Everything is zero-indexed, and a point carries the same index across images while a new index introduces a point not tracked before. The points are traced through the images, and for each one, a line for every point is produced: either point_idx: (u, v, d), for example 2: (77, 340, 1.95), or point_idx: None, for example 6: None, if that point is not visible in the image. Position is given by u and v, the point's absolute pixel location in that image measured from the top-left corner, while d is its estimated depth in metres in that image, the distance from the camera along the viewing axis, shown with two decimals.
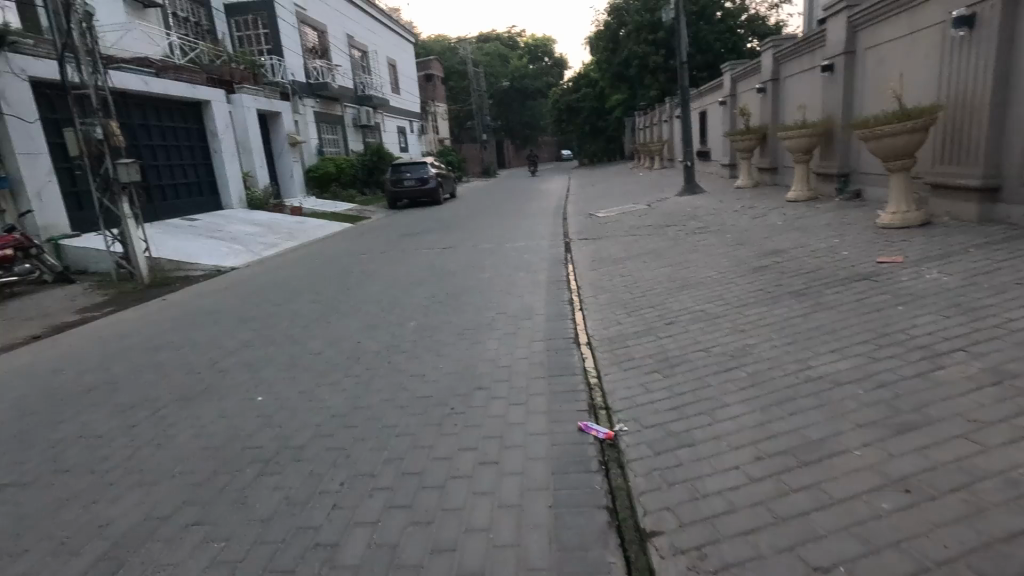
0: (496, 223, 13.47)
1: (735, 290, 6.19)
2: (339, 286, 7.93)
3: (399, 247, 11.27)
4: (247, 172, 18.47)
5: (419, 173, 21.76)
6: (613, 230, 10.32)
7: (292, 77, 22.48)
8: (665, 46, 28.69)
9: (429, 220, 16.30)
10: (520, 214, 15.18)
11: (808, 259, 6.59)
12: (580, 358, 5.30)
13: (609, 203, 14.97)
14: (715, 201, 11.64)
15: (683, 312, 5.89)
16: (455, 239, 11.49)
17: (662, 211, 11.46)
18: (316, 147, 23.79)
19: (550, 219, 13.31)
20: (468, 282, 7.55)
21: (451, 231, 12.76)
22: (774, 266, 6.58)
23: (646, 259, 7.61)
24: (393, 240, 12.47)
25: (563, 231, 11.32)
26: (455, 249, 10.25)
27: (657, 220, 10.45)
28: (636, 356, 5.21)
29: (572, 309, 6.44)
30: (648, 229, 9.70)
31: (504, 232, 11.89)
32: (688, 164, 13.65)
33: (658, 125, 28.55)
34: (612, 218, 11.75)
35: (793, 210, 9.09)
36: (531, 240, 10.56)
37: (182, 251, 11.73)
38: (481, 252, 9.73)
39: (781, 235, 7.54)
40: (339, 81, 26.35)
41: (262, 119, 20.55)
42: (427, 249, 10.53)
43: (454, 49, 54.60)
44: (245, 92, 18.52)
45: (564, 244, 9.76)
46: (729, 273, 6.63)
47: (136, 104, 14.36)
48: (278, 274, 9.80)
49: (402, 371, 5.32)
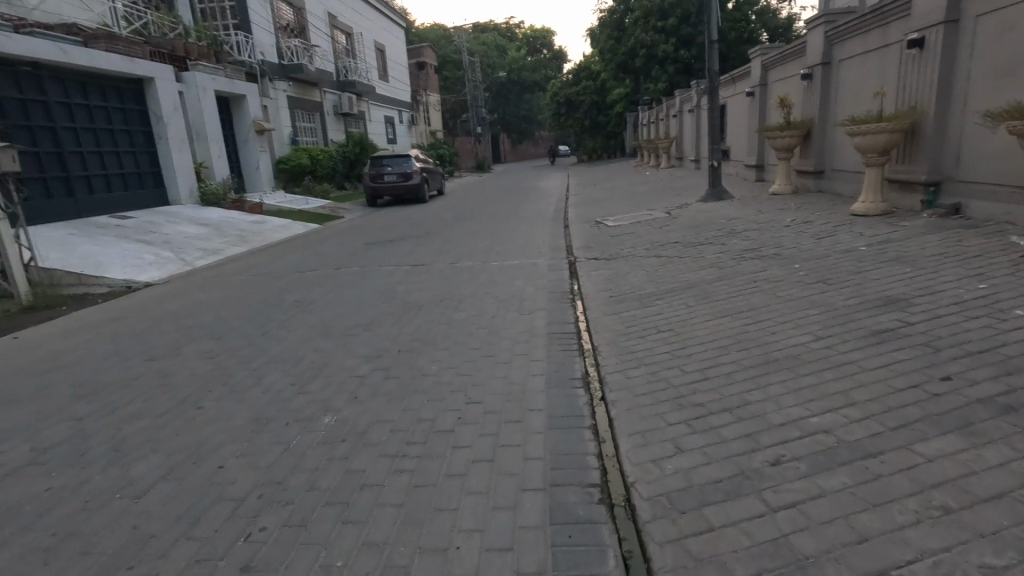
0: (484, 230, 11.21)
1: (888, 370, 3.40)
2: (254, 324, 5.65)
3: (359, 260, 8.97)
4: (201, 163, 16.09)
5: (401, 166, 19.43)
6: (630, 246, 8.09)
7: (261, 56, 20.05)
8: (675, 34, 26.29)
9: (409, 221, 14.07)
10: (514, 218, 12.91)
11: (964, 303, 4.14)
12: (617, 558, 2.36)
13: (617, 208, 12.74)
14: (754, 211, 9.41)
15: (802, 421, 3.05)
16: (430, 251, 9.21)
17: (688, 222, 9.26)
18: (289, 135, 21.40)
19: (550, 228, 11.05)
20: (433, 324, 5.29)
21: (430, 239, 10.53)
22: (934, 321, 3.92)
23: (688, 299, 5.25)
24: (357, 248, 10.21)
25: (565, 245, 9.07)
26: (428, 267, 7.98)
27: (686, 235, 8.23)
28: (746, 556, 2.27)
29: (590, 398, 3.72)
30: (678, 248, 7.48)
31: (492, 243, 9.61)
32: (713, 165, 11.43)
33: (665, 121, 26.25)
34: (625, 229, 9.54)
35: (870, 228, 6.90)
36: (524, 258, 8.34)
37: (89, 258, 9.42)
38: (460, 273, 7.46)
39: (877, 265, 5.33)
40: (319, 63, 23.95)
41: (223, 102, 18.10)
42: (392, 266, 8.25)
43: (448, 37, 51.96)
44: (200, 70, 16.13)
45: (567, 265, 7.52)
46: (852, 331, 3.96)
47: (53, 78, 11.98)
48: (194, 294, 7.48)
49: (254, 554, 2.43)
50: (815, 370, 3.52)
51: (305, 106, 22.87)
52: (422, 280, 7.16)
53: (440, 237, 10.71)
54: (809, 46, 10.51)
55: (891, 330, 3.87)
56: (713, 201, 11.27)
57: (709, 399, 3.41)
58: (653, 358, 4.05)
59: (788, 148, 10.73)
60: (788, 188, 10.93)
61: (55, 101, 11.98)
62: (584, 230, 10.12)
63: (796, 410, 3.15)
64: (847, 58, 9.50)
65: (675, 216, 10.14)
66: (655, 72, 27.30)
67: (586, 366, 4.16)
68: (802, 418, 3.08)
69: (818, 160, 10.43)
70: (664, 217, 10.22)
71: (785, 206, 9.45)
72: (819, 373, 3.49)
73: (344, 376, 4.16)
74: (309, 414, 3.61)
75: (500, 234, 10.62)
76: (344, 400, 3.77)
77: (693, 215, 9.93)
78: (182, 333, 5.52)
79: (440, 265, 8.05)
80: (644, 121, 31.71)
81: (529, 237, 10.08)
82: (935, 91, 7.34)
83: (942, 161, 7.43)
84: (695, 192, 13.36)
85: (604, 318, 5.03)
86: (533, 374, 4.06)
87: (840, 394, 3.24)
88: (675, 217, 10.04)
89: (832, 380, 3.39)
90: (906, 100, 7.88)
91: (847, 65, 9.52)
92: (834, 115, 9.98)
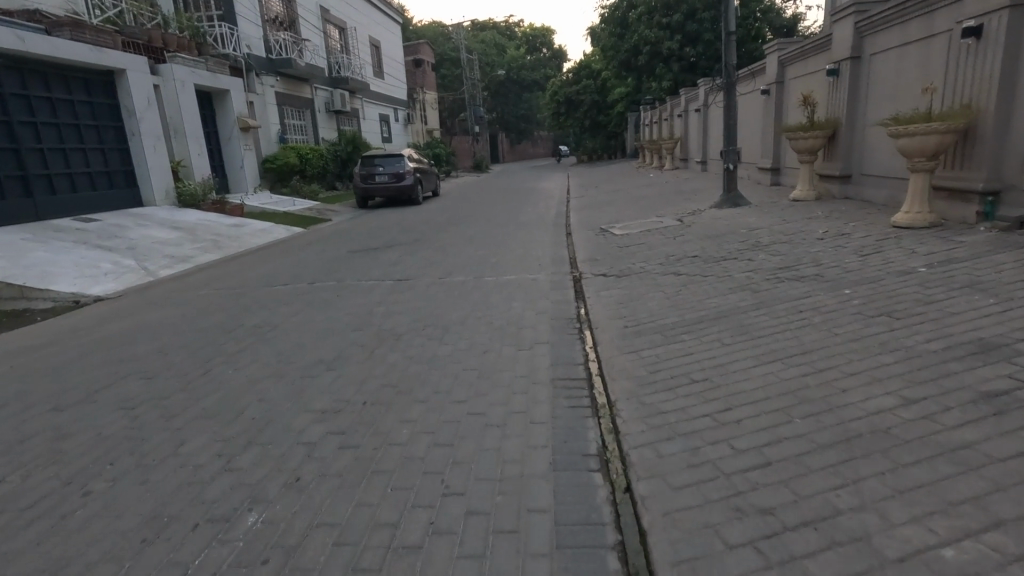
0: (480, 238, 10.29)
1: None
2: (199, 358, 4.71)
3: (339, 272, 8.03)
4: (179, 161, 15.11)
5: (393, 166, 18.47)
6: (642, 260, 7.18)
7: (248, 50, 19.08)
8: (680, 31, 25.36)
9: (399, 226, 13.13)
10: (511, 223, 11.98)
11: None
12: None
13: (623, 213, 11.81)
14: (778, 220, 8.50)
15: (929, 555, 2.11)
16: (418, 263, 8.28)
17: (705, 232, 8.35)
18: (276, 133, 20.43)
19: (551, 235, 10.13)
20: (412, 362, 4.36)
21: (419, 248, 9.60)
22: None
23: (721, 334, 4.32)
24: (340, 257, 9.29)
25: (568, 257, 8.16)
26: (413, 283, 7.04)
27: (705, 248, 7.32)
28: None
29: (614, 489, 2.78)
30: (698, 264, 6.57)
31: (488, 254, 8.69)
32: (729, 168, 10.51)
33: (669, 121, 25.32)
34: (635, 239, 8.62)
35: (922, 244, 6.00)
36: (522, 272, 7.42)
37: (38, 266, 8.45)
38: (449, 291, 6.52)
39: (950, 294, 4.42)
40: (309, 58, 22.93)
41: (205, 97, 17.12)
42: (375, 280, 7.32)
43: (447, 35, 51.01)
44: (178, 62, 15.15)
45: (571, 282, 6.60)
46: (955, 396, 3.02)
47: (10, 67, 11.01)
48: (144, 313, 6.52)
49: None
50: (923, 461, 2.58)
51: (294, 102, 21.89)
52: (405, 300, 6.23)
53: (431, 246, 9.76)
54: (836, 39, 9.60)
55: (1008, 396, 2.95)
56: (729, 208, 10.35)
57: (780, 503, 2.47)
58: (691, 427, 3.10)
59: (812, 150, 9.81)
60: (811, 194, 10.01)
61: (12, 93, 11.02)
62: (588, 239, 9.21)
63: (912, 533, 2.22)
64: (881, 50, 8.57)
65: (689, 224, 9.23)
66: (659, 70, 26.37)
67: (602, 434, 3.23)
68: (928, 548, 2.14)
69: (845, 164, 9.53)
70: (677, 225, 9.31)
71: (811, 215, 8.54)
72: (928, 465, 2.56)
73: (289, 444, 3.23)
74: (231, 511, 2.67)
75: (495, 242, 9.69)
76: (284, 486, 2.84)
77: (709, 223, 9.01)
78: (110, 370, 4.58)
79: (428, 280, 7.12)
80: (646, 121, 30.80)
81: (527, 246, 9.15)
82: (993, 87, 6.44)
83: (1002, 166, 6.49)
84: (706, 197, 12.44)
85: (621, 360, 4.09)
86: (533, 446, 3.13)
87: (970, 506, 2.32)
88: (689, 225, 9.12)
89: (950, 480, 2.46)
90: (955, 98, 6.99)
91: (882, 59, 8.61)
92: (865, 116, 9.07)
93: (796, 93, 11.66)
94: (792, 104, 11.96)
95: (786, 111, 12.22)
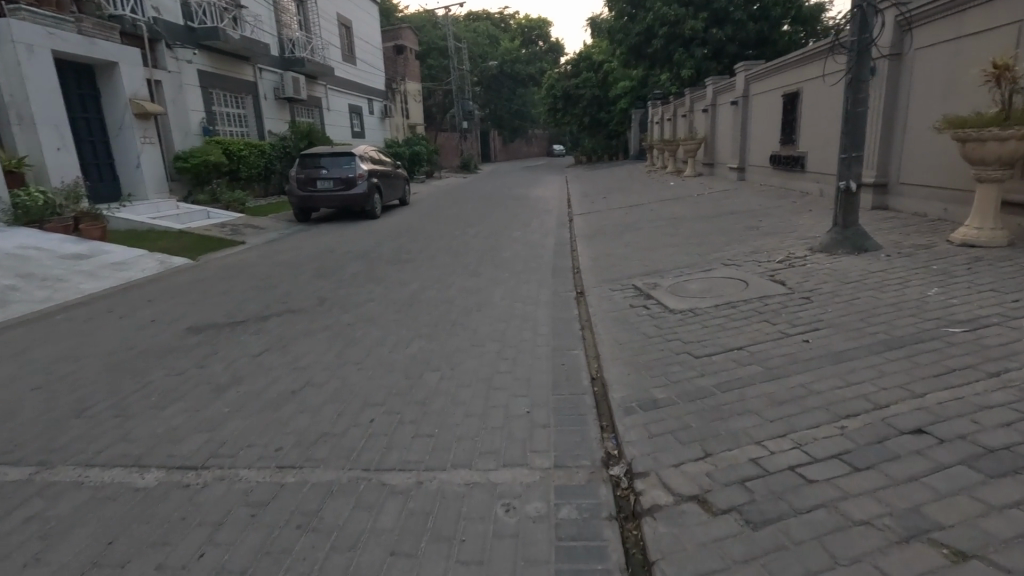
0: (430, 302, 6.02)
1: None
2: None
3: (92, 412, 3.70)
4: (25, 159, 10.72)
5: (340, 168, 14.06)
6: (784, 433, 2.93)
7: (156, 13, 14.66)
8: (706, 8, 21.27)
9: (323, 260, 8.87)
10: (489, 266, 7.73)
11: None
12: None
13: (661, 252, 7.59)
14: (1002, 300, 4.31)
15: None
16: (281, 385, 4.00)
17: (864, 327, 4.14)
18: (198, 123, 16.02)
19: (551, 301, 5.88)
20: None
21: (313, 327, 5.32)
22: None
23: None
24: (157, 348, 4.97)
25: (591, 382, 3.88)
26: (203, 495, 2.73)
27: (923, 397, 3.07)
28: None
29: None
30: (976, 493, 2.32)
31: (430, 356, 4.43)
32: (854, 187, 6.20)
33: (689, 118, 21.09)
34: (723, 334, 4.36)
35: None
36: (487, 439, 3.16)
37: None
38: (266, 569, 2.25)
39: None
40: (250, 30, 18.45)
41: (84, 71, 12.71)
42: (126, 468, 3.00)
43: (434, 22, 46.38)
44: (25, 17, 10.79)
45: (617, 537, 2.36)
46: None
47: None
48: None
49: None
50: None
51: (227, 85, 17.44)
52: None
53: (337, 322, 5.46)
54: None
55: None
56: (852, 258, 6.10)
57: None
58: None
59: (1013, 160, 5.61)
60: (1002, 236, 5.80)
61: None
62: (622, 320, 4.97)
63: None
64: None
65: (807, 296, 5.00)
66: (678, 55, 22.12)
67: None
68: None
69: None
70: (787, 297, 5.05)
71: None
72: None
73: None
74: None
75: (451, 319, 5.41)
76: None
77: (851, 300, 4.77)
78: None
79: (250, 482, 2.82)
80: (657, 118, 26.64)
81: (507, 334, 4.90)
82: None
83: None
84: (786, 228, 8.20)
85: None
86: None
87: None
88: (812, 300, 4.88)
89: None
90: None
91: None
92: None
93: (939, 71, 7.46)
94: (924, 89, 7.74)
95: (911, 101, 7.98)
